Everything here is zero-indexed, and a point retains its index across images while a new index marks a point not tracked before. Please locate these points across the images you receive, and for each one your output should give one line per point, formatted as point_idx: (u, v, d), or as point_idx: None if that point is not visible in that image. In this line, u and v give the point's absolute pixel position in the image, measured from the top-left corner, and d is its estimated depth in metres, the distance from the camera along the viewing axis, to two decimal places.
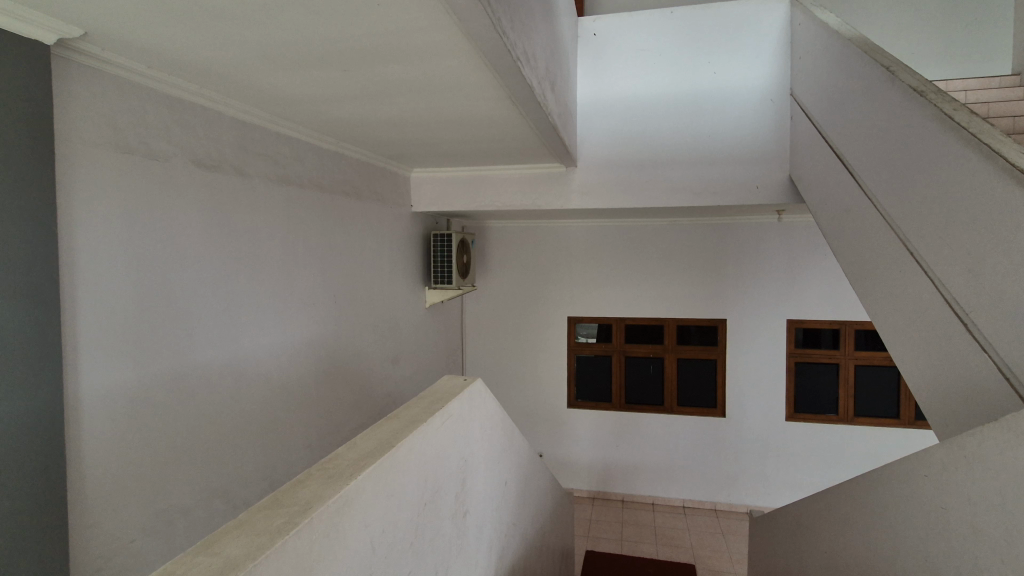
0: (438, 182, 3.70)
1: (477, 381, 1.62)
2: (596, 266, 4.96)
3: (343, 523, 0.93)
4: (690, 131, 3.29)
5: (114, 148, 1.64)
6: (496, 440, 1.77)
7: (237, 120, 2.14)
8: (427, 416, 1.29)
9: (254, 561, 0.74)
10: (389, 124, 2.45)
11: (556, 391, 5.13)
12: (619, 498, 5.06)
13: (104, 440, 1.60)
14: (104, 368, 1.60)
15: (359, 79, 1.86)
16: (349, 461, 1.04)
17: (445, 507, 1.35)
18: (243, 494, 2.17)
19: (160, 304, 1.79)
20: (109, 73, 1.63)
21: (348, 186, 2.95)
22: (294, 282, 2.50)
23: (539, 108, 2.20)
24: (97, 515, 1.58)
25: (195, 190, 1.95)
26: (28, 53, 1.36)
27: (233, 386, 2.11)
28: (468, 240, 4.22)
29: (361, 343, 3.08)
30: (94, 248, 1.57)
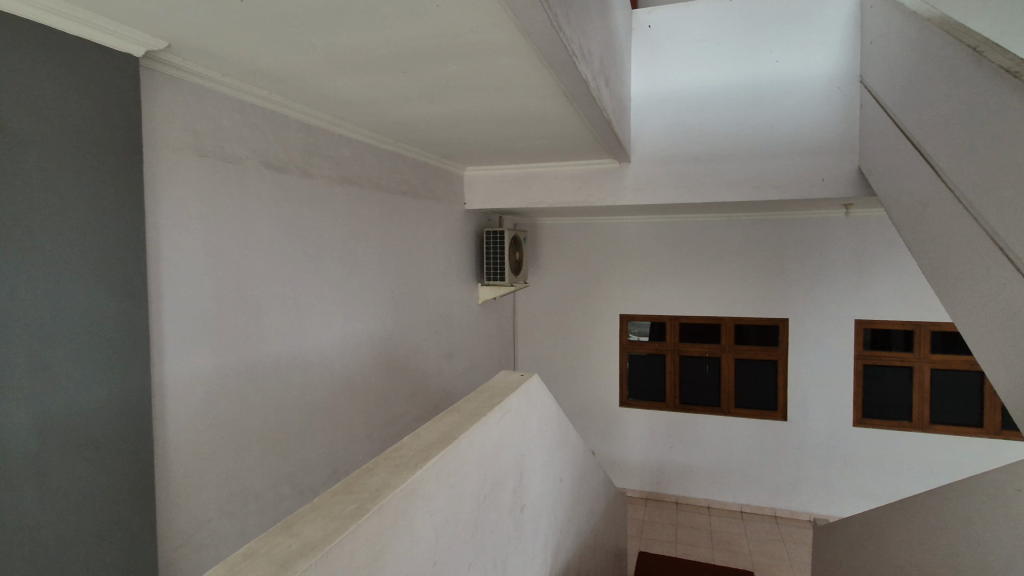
0: (491, 180, 3.73)
1: (534, 376, 1.63)
2: (649, 263, 4.87)
3: (409, 512, 0.95)
4: (750, 122, 3.16)
5: (193, 152, 1.75)
6: (553, 436, 1.77)
7: (302, 122, 2.24)
8: (487, 410, 1.31)
9: (329, 545, 0.77)
10: (445, 123, 2.49)
11: (608, 389, 5.07)
12: (673, 500, 4.95)
13: (186, 425, 1.72)
14: (185, 357, 1.71)
15: (417, 80, 1.91)
16: (412, 452, 1.07)
17: (504, 501, 1.36)
18: (309, 480, 2.28)
19: (235, 299, 1.91)
20: (188, 81, 1.74)
21: (405, 185, 3.02)
22: (355, 278, 2.59)
23: (593, 103, 2.17)
24: (180, 495, 1.69)
25: (266, 191, 2.05)
26: (120, 66, 1.48)
27: (299, 377, 2.21)
28: (521, 237, 4.23)
29: (417, 338, 3.16)
30: (177, 247, 1.69)
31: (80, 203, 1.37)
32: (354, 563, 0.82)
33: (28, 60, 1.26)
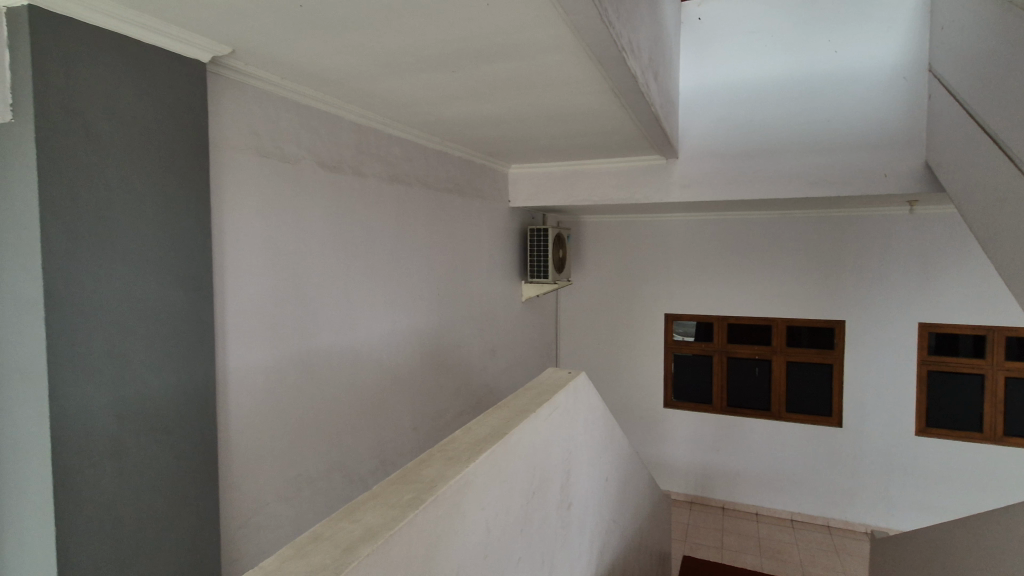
0: (536, 178, 3.73)
1: (582, 373, 1.63)
2: (695, 262, 4.75)
3: (462, 504, 0.97)
4: (807, 115, 3.03)
5: (254, 153, 1.83)
6: (600, 435, 1.76)
7: (355, 123, 2.30)
8: (536, 406, 1.32)
9: (391, 531, 0.79)
10: (492, 122, 2.51)
11: (651, 390, 4.98)
12: (720, 505, 4.83)
13: (247, 413, 1.80)
14: (246, 348, 1.80)
15: (466, 79, 1.92)
16: (464, 446, 1.09)
17: (552, 498, 1.37)
18: (359, 470, 2.34)
19: (292, 294, 1.99)
20: (250, 85, 1.82)
21: (452, 183, 3.06)
22: (403, 275, 2.65)
23: (642, 99, 2.13)
24: (239, 479, 1.77)
25: (320, 190, 2.12)
26: (189, 70, 1.56)
27: (350, 370, 2.28)
28: (564, 235, 4.21)
29: (462, 335, 3.20)
30: (239, 243, 1.78)
31: (155, 202, 1.46)
32: (411, 552, 0.84)
33: (109, 68, 1.35)
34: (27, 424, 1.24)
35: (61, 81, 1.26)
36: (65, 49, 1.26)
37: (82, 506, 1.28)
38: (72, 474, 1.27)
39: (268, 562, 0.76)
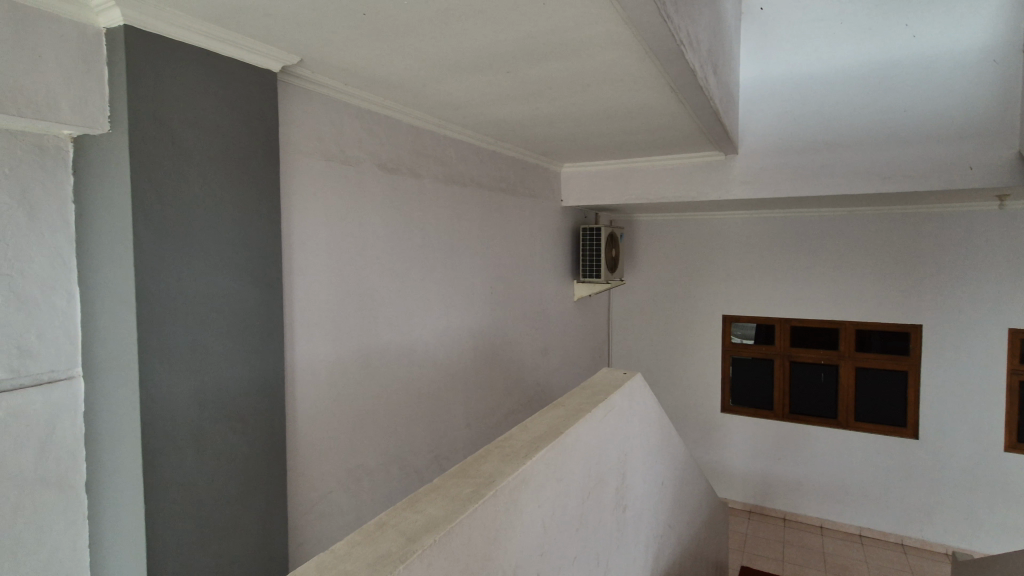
0: (589, 176, 3.69)
1: (637, 374, 1.61)
2: (755, 262, 4.57)
3: (520, 501, 0.98)
4: (881, 105, 2.84)
5: (320, 157, 1.92)
6: (656, 436, 1.74)
7: (413, 125, 2.37)
8: (591, 406, 1.31)
9: (452, 522, 0.82)
10: (546, 121, 2.51)
11: (707, 393, 4.83)
12: (781, 515, 4.62)
13: (312, 404, 1.89)
14: (312, 343, 1.89)
15: (520, 79, 1.94)
16: (521, 443, 1.10)
17: (608, 499, 1.36)
18: (415, 463, 2.41)
19: (354, 292, 2.07)
20: (317, 92, 1.91)
21: (505, 183, 3.09)
22: (458, 273, 2.70)
23: (701, 93, 2.07)
24: (305, 468, 1.87)
25: (380, 191, 2.20)
26: (262, 80, 1.65)
27: (407, 365, 2.35)
28: (617, 234, 4.16)
29: (514, 333, 3.23)
30: (306, 244, 1.87)
31: (232, 204, 1.56)
32: (470, 545, 0.85)
33: (192, 81, 1.45)
34: (120, 409, 1.36)
35: (151, 94, 1.37)
36: (154, 65, 1.37)
37: (167, 485, 1.39)
38: (159, 456, 1.38)
39: (337, 546, 0.79)
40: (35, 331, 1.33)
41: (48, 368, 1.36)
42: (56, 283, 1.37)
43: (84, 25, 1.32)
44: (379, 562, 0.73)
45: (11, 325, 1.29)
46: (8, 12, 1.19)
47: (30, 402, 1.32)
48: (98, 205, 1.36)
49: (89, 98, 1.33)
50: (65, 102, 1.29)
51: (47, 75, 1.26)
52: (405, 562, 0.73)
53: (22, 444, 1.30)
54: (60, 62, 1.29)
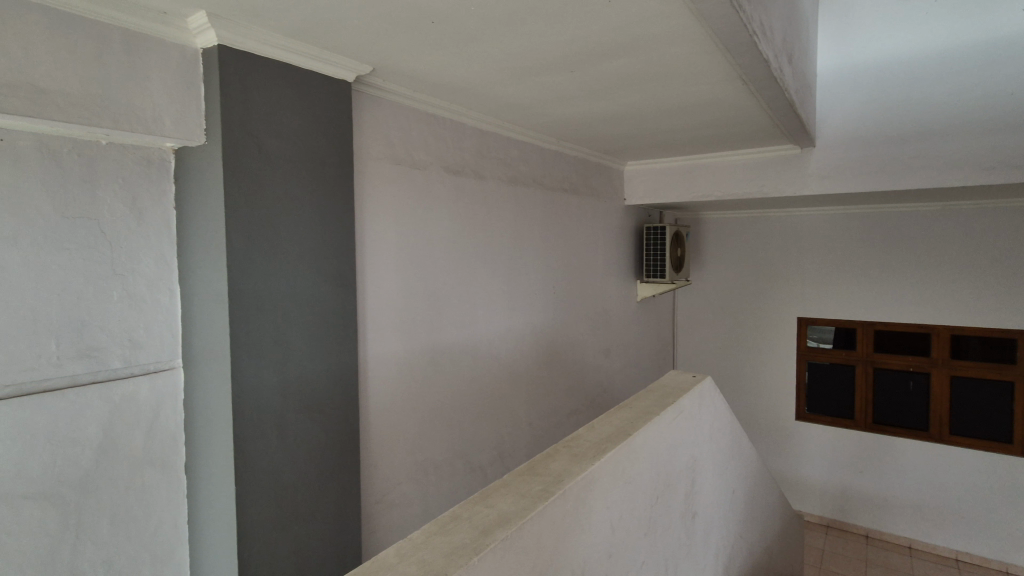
0: (653, 174, 3.60)
1: (707, 378, 1.57)
2: (834, 261, 4.29)
3: (589, 501, 0.98)
4: (983, 89, 2.59)
5: (390, 162, 2.00)
6: (727, 442, 1.68)
7: (477, 128, 2.41)
8: (660, 409, 1.29)
9: (523, 518, 0.83)
10: (610, 120, 2.49)
11: (780, 400, 4.60)
12: (863, 532, 4.32)
13: (382, 399, 1.97)
14: (382, 340, 1.97)
15: (584, 77, 1.92)
16: (589, 443, 1.11)
17: (677, 504, 1.33)
18: (480, 459, 2.45)
19: (421, 291, 2.14)
20: (388, 99, 1.99)
21: (567, 183, 3.08)
22: (520, 273, 2.72)
23: (775, 85, 1.96)
24: (375, 459, 1.95)
25: (446, 193, 2.26)
26: (337, 90, 1.74)
27: (472, 363, 2.40)
28: (682, 233, 4.03)
29: (576, 333, 3.21)
30: (377, 246, 1.95)
31: (311, 208, 1.65)
32: (541, 542, 0.86)
33: (277, 94, 1.56)
34: (214, 399, 1.48)
35: (241, 108, 1.48)
36: (244, 80, 1.48)
37: (254, 470, 1.50)
38: (247, 442, 1.48)
39: (415, 534, 0.83)
40: (143, 325, 1.48)
41: (154, 359, 1.51)
42: (161, 282, 1.52)
43: (184, 46, 1.45)
44: (455, 552, 0.76)
45: (124, 319, 1.44)
46: (122, 38, 1.34)
47: (139, 389, 1.47)
48: (195, 211, 1.49)
49: (188, 113, 1.45)
50: (168, 116, 1.42)
51: (152, 94, 1.40)
52: (480, 554, 0.75)
53: (132, 426, 1.45)
54: (164, 81, 1.42)
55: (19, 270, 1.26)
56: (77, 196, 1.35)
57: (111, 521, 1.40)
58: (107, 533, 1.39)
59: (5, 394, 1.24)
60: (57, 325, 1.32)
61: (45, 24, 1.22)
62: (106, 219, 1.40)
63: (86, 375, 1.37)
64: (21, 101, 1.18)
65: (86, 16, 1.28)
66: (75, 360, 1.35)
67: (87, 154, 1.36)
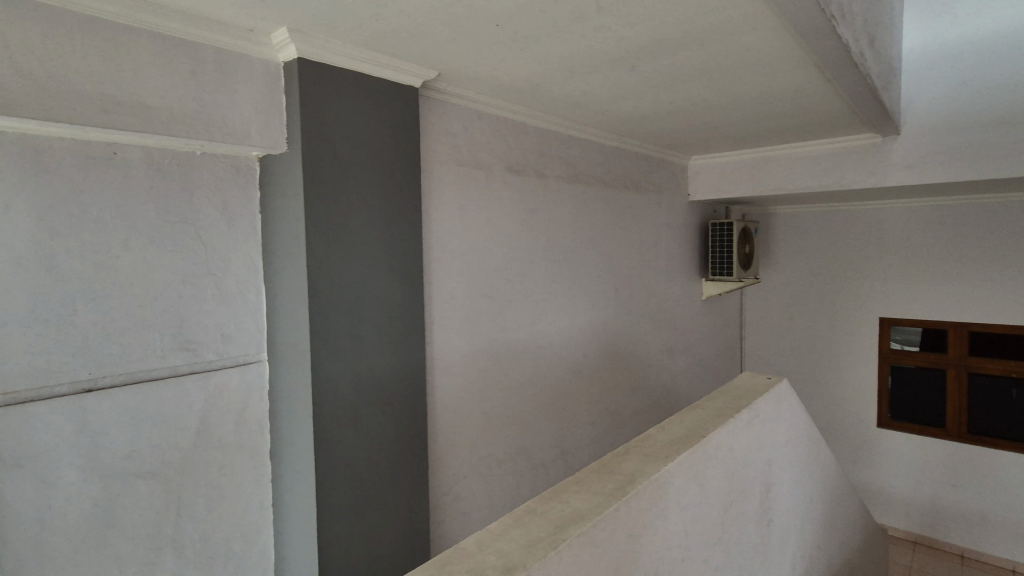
0: (719, 168, 3.48)
1: (783, 380, 1.51)
2: (920, 257, 3.97)
3: (662, 502, 0.97)
4: None
5: (455, 164, 2.05)
6: (804, 448, 1.60)
7: (539, 127, 2.42)
8: (734, 411, 1.26)
9: (598, 515, 0.84)
10: (674, 113, 2.42)
11: (859, 405, 4.32)
12: (957, 552, 3.98)
13: (449, 395, 2.03)
14: (448, 337, 2.03)
15: (648, 71, 1.89)
16: (661, 444, 1.09)
17: (752, 510, 1.29)
18: (542, 456, 2.47)
19: (485, 290, 2.19)
20: (452, 103, 2.04)
21: (629, 180, 3.03)
22: (582, 271, 2.71)
23: (855, 70, 1.84)
24: (442, 453, 2.01)
25: (509, 192, 2.29)
26: (406, 96, 1.80)
27: (534, 361, 2.42)
28: (751, 229, 3.87)
29: (639, 332, 3.16)
30: (443, 246, 2.01)
31: (383, 210, 1.73)
32: (615, 541, 0.86)
33: (351, 102, 1.64)
34: (296, 391, 1.58)
35: (319, 118, 1.56)
36: (321, 91, 1.57)
37: (332, 459, 1.59)
38: (326, 432, 1.57)
39: (492, 526, 0.85)
40: (234, 321, 1.60)
41: (243, 353, 1.63)
42: (249, 281, 1.63)
43: (267, 61, 1.55)
44: (533, 545, 0.77)
45: (217, 315, 1.56)
46: (214, 56, 1.45)
47: (230, 380, 1.59)
48: (279, 215, 1.59)
49: (272, 124, 1.56)
50: (254, 127, 1.52)
51: (241, 107, 1.51)
52: (556, 548, 0.76)
53: (224, 415, 1.57)
54: (251, 94, 1.52)
55: (130, 271, 1.39)
56: (177, 203, 1.47)
57: (207, 501, 1.53)
58: (204, 512, 1.52)
59: (120, 382, 1.38)
60: (161, 320, 1.45)
61: (151, 47, 1.35)
62: (202, 224, 1.52)
63: (186, 366, 1.50)
64: (131, 118, 1.31)
65: (183, 37, 1.39)
66: (176, 353, 1.48)
67: (185, 164, 1.49)
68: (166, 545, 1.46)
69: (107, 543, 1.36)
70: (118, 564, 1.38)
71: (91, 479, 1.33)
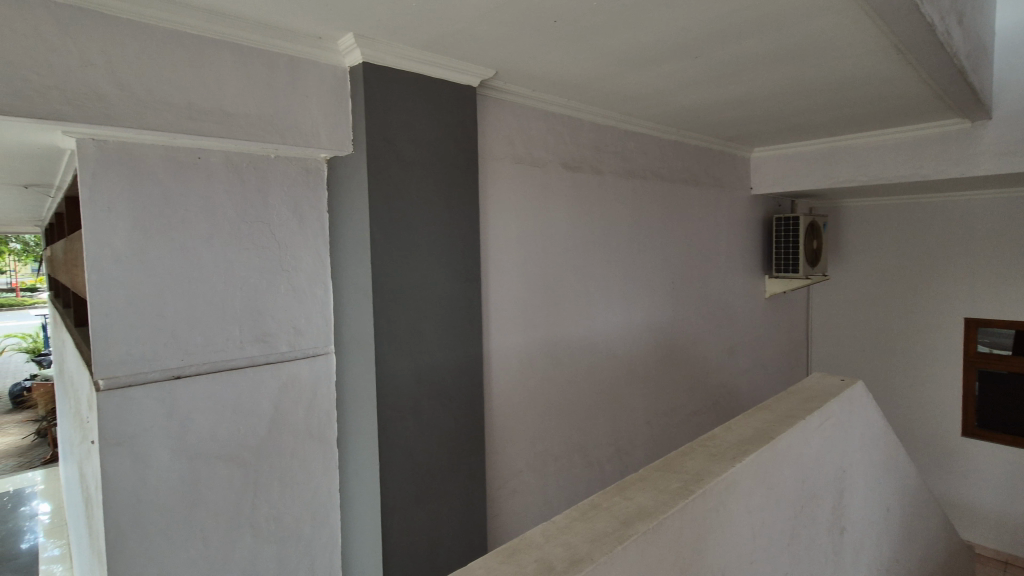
0: (784, 160, 3.33)
1: (858, 383, 1.44)
2: (1013, 252, 3.64)
3: (729, 504, 0.95)
4: None
5: (511, 161, 2.07)
6: (881, 454, 1.52)
7: (595, 122, 2.40)
8: (804, 413, 1.21)
9: (664, 513, 0.83)
10: (736, 104, 2.34)
11: (939, 412, 4.03)
12: None
13: (505, 390, 2.06)
14: (504, 333, 2.05)
15: (710, 61, 1.83)
16: (727, 445, 1.07)
17: (824, 516, 1.23)
18: (597, 454, 2.45)
19: (541, 287, 2.20)
20: (509, 101, 2.06)
21: (688, 174, 2.96)
22: (638, 267, 2.67)
23: (942, 51, 1.71)
24: (498, 447, 2.04)
25: (564, 189, 2.28)
26: (464, 96, 1.84)
27: (590, 358, 2.40)
28: (820, 223, 3.68)
29: (698, 330, 3.08)
30: (500, 243, 2.04)
31: (442, 208, 1.77)
32: (682, 539, 0.85)
33: (412, 103, 1.69)
34: (361, 382, 1.64)
35: (383, 120, 1.62)
36: (385, 94, 1.62)
37: (394, 448, 1.64)
38: (389, 422, 1.63)
39: (557, 518, 0.86)
40: (304, 315, 1.69)
41: (312, 345, 1.71)
42: (318, 277, 1.72)
43: (334, 66, 1.62)
44: (599, 539, 0.78)
45: (289, 309, 1.65)
46: (287, 63, 1.54)
47: (300, 371, 1.68)
48: (345, 214, 1.67)
49: (339, 126, 1.63)
50: (323, 129, 1.60)
51: (311, 110, 1.58)
52: (623, 543, 0.76)
53: (295, 403, 1.66)
54: (320, 98, 1.60)
55: (213, 267, 1.50)
56: (254, 204, 1.57)
57: (280, 483, 1.62)
58: (277, 494, 1.62)
59: (204, 370, 1.49)
60: (240, 313, 1.55)
61: (231, 57, 1.44)
62: (275, 222, 1.61)
63: (261, 357, 1.59)
64: (213, 124, 1.40)
65: (260, 47, 1.48)
66: (252, 344, 1.58)
67: (261, 167, 1.58)
68: (245, 524, 1.56)
69: (192, 519, 1.47)
70: (202, 539, 1.48)
71: (180, 459, 1.45)
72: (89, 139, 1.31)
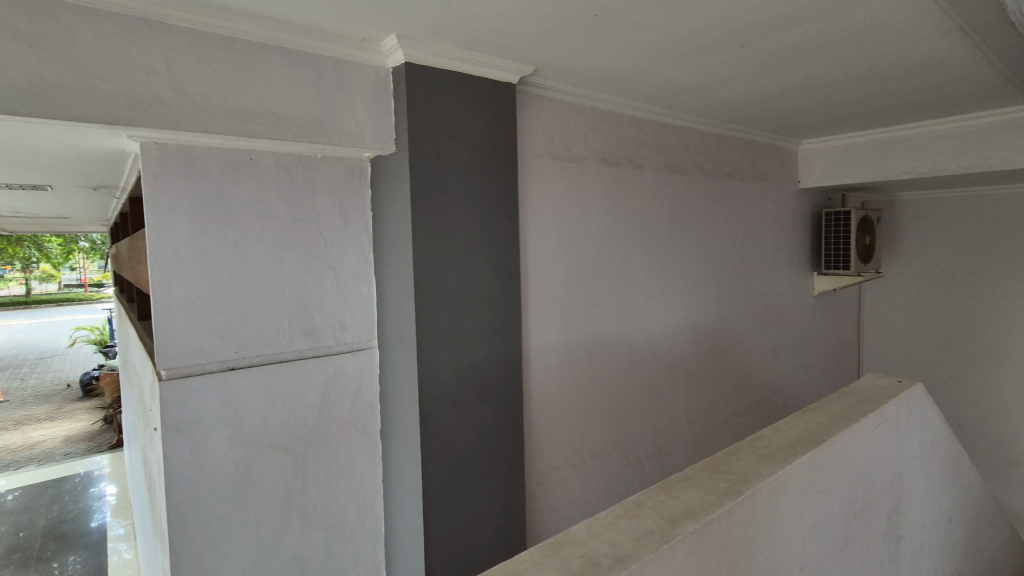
0: (834, 152, 3.20)
1: (916, 385, 1.37)
2: None
3: (778, 507, 0.92)
4: None
5: (550, 157, 2.06)
6: (942, 459, 1.44)
7: (635, 117, 2.36)
8: (858, 415, 1.17)
9: (712, 514, 0.81)
10: (783, 94, 2.26)
11: (1006, 417, 3.79)
12: None
13: (544, 386, 2.06)
14: (543, 329, 2.05)
15: (756, 51, 1.78)
16: (777, 446, 1.04)
17: (880, 523, 1.18)
18: (637, 452, 2.42)
19: (580, 284, 2.18)
20: (548, 97, 2.05)
21: (732, 168, 2.87)
22: (679, 264, 2.62)
23: (1011, 32, 1.60)
24: (537, 443, 2.04)
25: (604, 185, 2.26)
26: (504, 93, 1.84)
27: (629, 355, 2.38)
28: (873, 218, 3.52)
29: (742, 328, 2.99)
30: (539, 239, 2.04)
31: (481, 205, 1.78)
32: (729, 541, 0.84)
33: (452, 101, 1.71)
34: (403, 376, 1.68)
35: (424, 118, 1.64)
36: (426, 93, 1.65)
37: (435, 441, 1.67)
38: (430, 416, 1.66)
39: (601, 515, 0.86)
40: (349, 310, 1.74)
41: (357, 340, 1.76)
42: (363, 273, 1.76)
43: (377, 67, 1.66)
44: (644, 537, 0.77)
45: (335, 305, 1.71)
46: (333, 65, 1.58)
47: (346, 364, 1.73)
48: (388, 211, 1.70)
49: (382, 126, 1.66)
50: (367, 129, 1.63)
51: (355, 110, 1.62)
52: (669, 542, 0.76)
53: (341, 396, 1.72)
54: (364, 98, 1.64)
55: (265, 264, 1.56)
56: (303, 203, 1.63)
57: (327, 472, 1.68)
58: (324, 482, 1.68)
59: (256, 362, 1.56)
60: (289, 308, 1.61)
61: (280, 61, 1.49)
62: (322, 220, 1.67)
63: (309, 351, 1.65)
64: (264, 127, 1.46)
65: (307, 50, 1.53)
66: (301, 338, 1.64)
67: (308, 167, 1.64)
68: (294, 510, 1.62)
69: (246, 504, 1.54)
70: (255, 524, 1.55)
71: (236, 446, 1.52)
72: (152, 143, 1.39)
